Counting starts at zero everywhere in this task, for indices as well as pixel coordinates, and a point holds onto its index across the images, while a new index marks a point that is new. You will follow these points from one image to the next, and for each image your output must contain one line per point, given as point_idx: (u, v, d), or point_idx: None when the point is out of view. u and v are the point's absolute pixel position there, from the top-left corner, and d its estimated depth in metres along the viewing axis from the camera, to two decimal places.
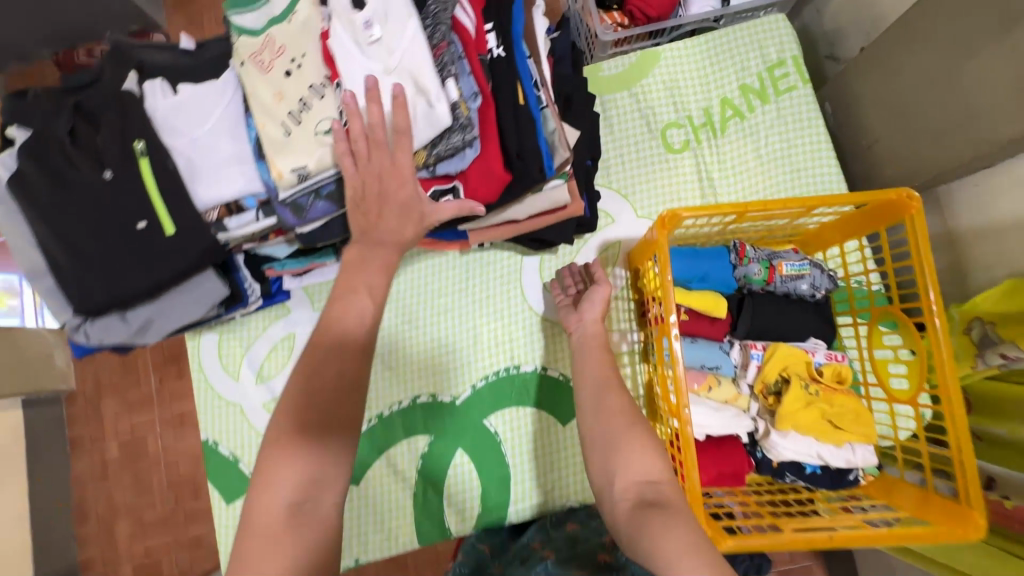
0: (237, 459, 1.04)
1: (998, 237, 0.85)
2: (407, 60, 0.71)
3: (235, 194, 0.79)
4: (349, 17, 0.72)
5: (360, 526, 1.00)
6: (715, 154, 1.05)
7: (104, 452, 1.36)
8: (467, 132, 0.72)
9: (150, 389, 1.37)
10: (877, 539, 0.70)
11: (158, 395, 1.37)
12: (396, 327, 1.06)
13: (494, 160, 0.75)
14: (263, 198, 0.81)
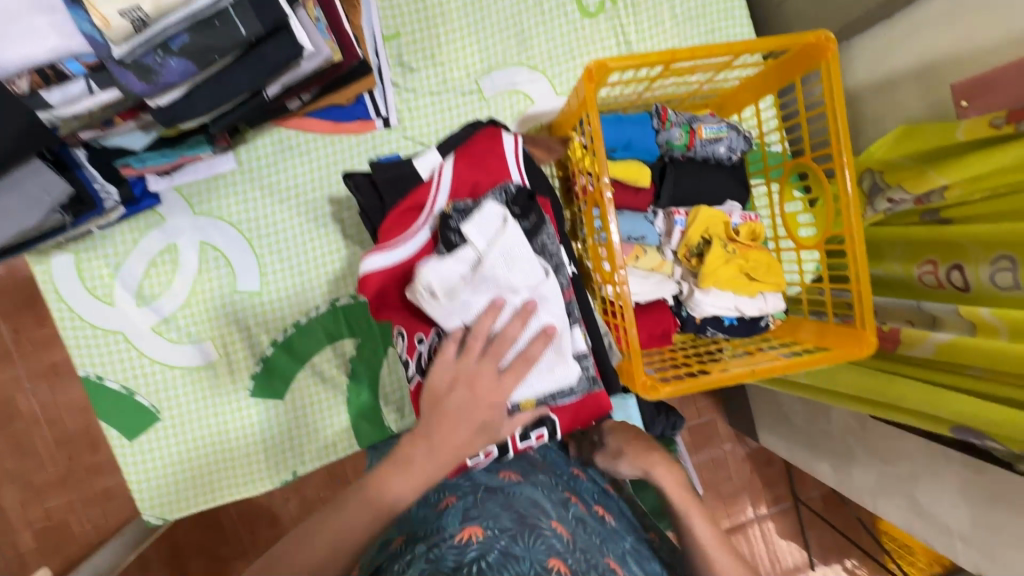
0: (132, 392, 0.91)
1: (888, 90, 0.90)
2: (502, 245, 0.62)
3: (46, 55, 0.59)
4: (447, 263, 0.63)
5: (291, 439, 0.95)
6: (631, 16, 0.98)
7: None
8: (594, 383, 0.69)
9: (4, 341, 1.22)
10: (785, 369, 0.77)
11: (16, 345, 1.23)
12: (301, 227, 0.93)
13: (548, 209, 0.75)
14: (91, 61, 0.61)
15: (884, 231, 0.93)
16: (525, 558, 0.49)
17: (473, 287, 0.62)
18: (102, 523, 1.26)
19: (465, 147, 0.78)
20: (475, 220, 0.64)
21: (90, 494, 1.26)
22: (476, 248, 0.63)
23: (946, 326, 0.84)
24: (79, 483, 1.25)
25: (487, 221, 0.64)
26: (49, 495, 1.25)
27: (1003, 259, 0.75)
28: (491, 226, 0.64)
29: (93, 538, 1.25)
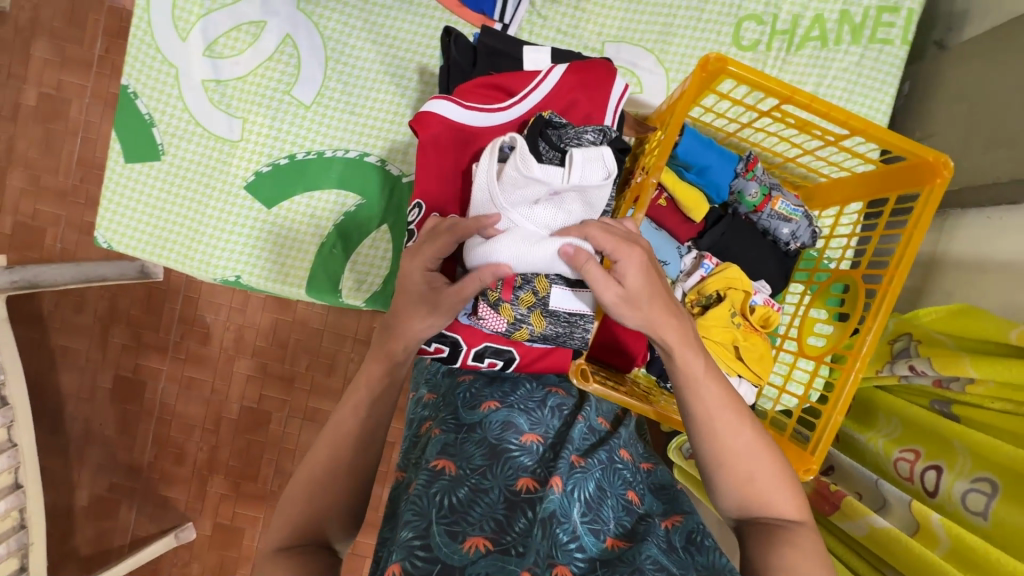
0: (153, 122, 0.93)
1: (978, 271, 0.83)
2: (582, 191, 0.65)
3: None
4: (523, 169, 0.63)
5: (254, 248, 0.95)
6: (776, 69, 0.95)
7: (27, 101, 1.36)
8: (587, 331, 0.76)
9: (92, 52, 1.35)
10: None
11: (99, 61, 1.36)
12: (377, 74, 0.94)
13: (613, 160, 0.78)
14: None
15: (888, 399, 0.87)
16: (494, 481, 0.62)
17: (541, 205, 0.66)
18: (71, 248, 1.36)
19: (580, 63, 0.75)
20: (585, 154, 0.65)
21: (76, 220, 1.38)
22: (563, 176, 0.64)
23: (893, 517, 0.77)
24: (73, 205, 1.37)
25: (593, 168, 0.65)
26: (46, 199, 1.36)
27: (982, 481, 0.69)
28: (594, 175, 0.64)
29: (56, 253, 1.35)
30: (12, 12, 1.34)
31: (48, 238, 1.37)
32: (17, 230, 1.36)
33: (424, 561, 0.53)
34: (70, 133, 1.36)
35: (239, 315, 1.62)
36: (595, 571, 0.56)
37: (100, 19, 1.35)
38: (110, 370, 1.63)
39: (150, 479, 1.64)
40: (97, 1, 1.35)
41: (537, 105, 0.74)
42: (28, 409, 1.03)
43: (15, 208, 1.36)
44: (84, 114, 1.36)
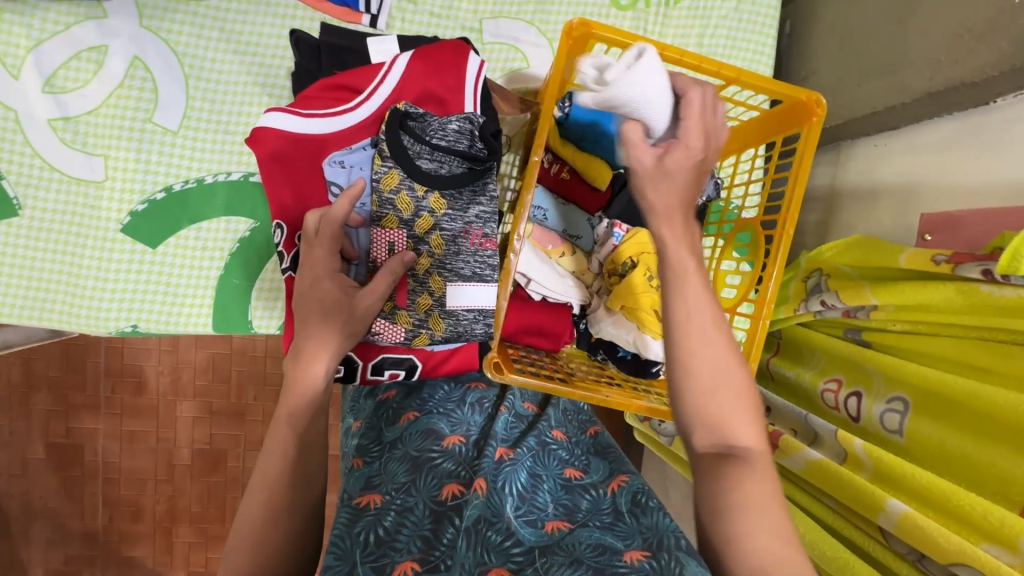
0: (0, 175, 0.83)
1: (872, 198, 0.85)
2: None
3: None
4: None
5: (146, 292, 0.88)
6: (658, 26, 0.93)
7: None
8: (490, 327, 0.74)
9: None
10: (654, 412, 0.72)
11: None
12: (246, 87, 0.87)
13: None
14: None
15: (809, 333, 0.89)
16: (420, 496, 0.56)
17: None
18: None
19: (427, 48, 0.71)
20: None
21: None
22: None
23: (824, 447, 0.79)
24: None
25: None
26: None
27: (897, 401, 0.72)
28: None
29: None
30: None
31: None
32: None
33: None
34: None
35: (170, 358, 1.52)
36: (533, 561, 0.48)
37: None
38: (39, 440, 1.51)
39: (110, 543, 1.55)
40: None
41: (388, 100, 0.70)
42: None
43: None
44: None
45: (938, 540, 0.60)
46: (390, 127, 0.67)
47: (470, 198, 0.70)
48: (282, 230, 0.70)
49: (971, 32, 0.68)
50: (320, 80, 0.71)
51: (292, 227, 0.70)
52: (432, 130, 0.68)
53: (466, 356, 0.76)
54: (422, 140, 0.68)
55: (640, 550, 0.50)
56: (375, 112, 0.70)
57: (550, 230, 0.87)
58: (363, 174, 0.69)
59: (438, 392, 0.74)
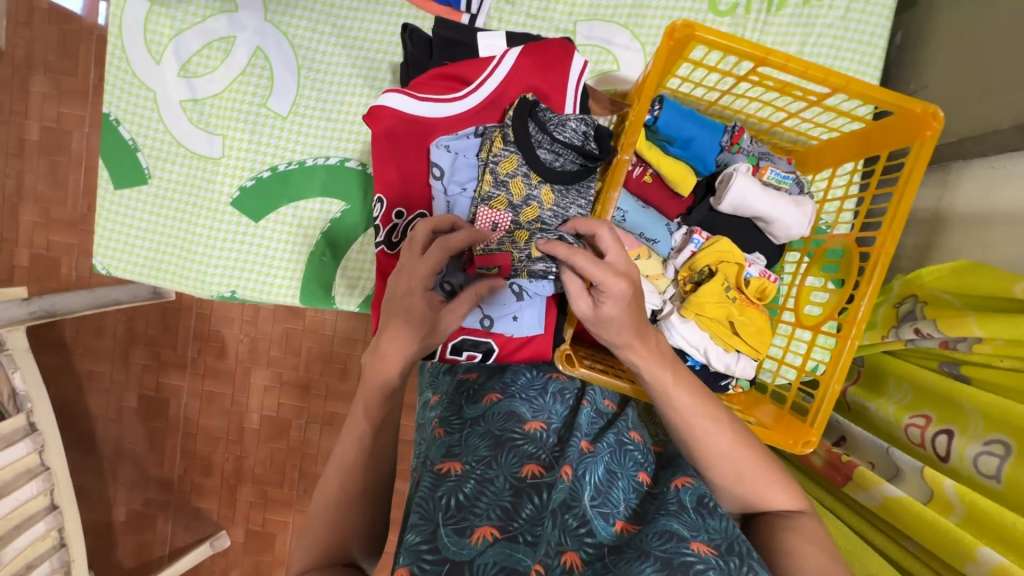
0: (137, 148, 0.94)
1: (984, 224, 0.79)
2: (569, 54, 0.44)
3: None
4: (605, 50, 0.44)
5: (247, 262, 0.96)
6: (757, 32, 0.91)
7: (28, 135, 1.34)
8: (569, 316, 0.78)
9: (87, 82, 1.33)
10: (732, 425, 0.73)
11: (94, 91, 1.34)
12: (350, 79, 0.93)
13: None
14: None
15: (898, 363, 0.84)
16: (500, 470, 0.56)
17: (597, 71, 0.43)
18: (86, 275, 1.36)
19: (537, 45, 0.74)
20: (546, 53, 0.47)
21: (88, 246, 1.37)
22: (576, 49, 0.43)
23: (906, 485, 0.74)
24: (85, 232, 1.36)
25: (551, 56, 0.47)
26: (57, 230, 1.36)
27: (997, 443, 0.66)
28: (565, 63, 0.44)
29: (73, 283, 1.35)
30: (6, 50, 1.33)
31: (63, 268, 1.37)
32: (34, 264, 1.36)
33: (432, 564, 0.47)
34: (74, 164, 1.35)
35: (251, 328, 1.64)
36: (602, 557, 0.52)
37: (91, 47, 1.33)
38: (134, 390, 1.68)
39: (183, 492, 1.69)
40: (86, 30, 1.33)
41: (495, 93, 0.73)
42: (58, 436, 1.03)
43: (30, 240, 1.36)
44: (85, 143, 1.35)
45: None
46: (519, 114, 0.70)
47: (574, 198, 0.73)
48: (381, 204, 0.77)
49: None
50: (431, 69, 0.75)
51: (393, 203, 0.76)
52: (555, 125, 0.71)
53: (538, 346, 0.77)
54: (543, 131, 0.71)
55: (707, 544, 0.51)
56: (481, 103, 0.74)
57: (628, 231, 0.86)
58: (469, 161, 0.73)
59: (513, 377, 0.72)
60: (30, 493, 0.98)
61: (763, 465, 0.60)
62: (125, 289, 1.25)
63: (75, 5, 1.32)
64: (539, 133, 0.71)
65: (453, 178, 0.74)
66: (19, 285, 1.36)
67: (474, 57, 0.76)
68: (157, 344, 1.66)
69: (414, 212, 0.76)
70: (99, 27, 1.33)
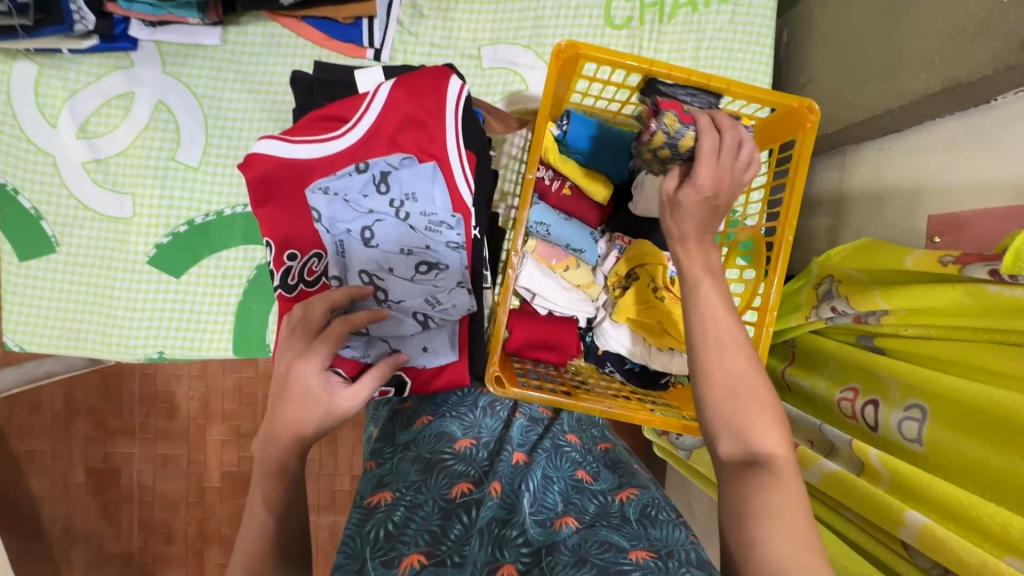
0: (39, 216, 0.90)
1: (881, 200, 0.84)
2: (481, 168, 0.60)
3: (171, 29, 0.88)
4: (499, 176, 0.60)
5: (172, 319, 0.93)
6: (653, 42, 0.95)
7: None
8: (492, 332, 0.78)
9: None
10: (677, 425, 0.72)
11: None
12: (259, 123, 0.92)
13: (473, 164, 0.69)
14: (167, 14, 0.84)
15: (823, 341, 0.87)
16: (429, 494, 0.56)
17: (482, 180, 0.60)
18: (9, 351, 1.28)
19: (410, 73, 0.68)
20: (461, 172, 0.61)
21: None
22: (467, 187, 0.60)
23: (841, 459, 0.77)
24: None
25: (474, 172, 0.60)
26: None
27: (914, 409, 0.69)
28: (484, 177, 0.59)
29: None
30: None
31: None
32: None
33: None
34: None
35: (200, 383, 1.57)
36: (540, 561, 0.49)
37: None
38: (79, 464, 1.58)
39: (145, 565, 1.60)
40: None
41: (373, 126, 0.67)
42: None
43: None
44: None
45: (958, 551, 0.57)
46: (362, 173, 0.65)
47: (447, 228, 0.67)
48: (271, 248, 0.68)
49: (962, 31, 0.67)
50: (311, 111, 0.68)
51: (278, 247, 0.67)
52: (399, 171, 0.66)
53: (457, 371, 0.71)
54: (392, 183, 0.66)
55: (645, 550, 0.50)
56: (360, 138, 0.67)
57: (553, 245, 0.88)
58: (344, 203, 0.65)
59: (446, 400, 0.72)
60: None
61: None
62: (52, 361, 1.18)
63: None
64: (386, 184, 0.66)
65: (334, 224, 0.66)
66: None
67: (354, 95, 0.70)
68: (99, 413, 1.58)
69: (309, 253, 0.67)
70: None
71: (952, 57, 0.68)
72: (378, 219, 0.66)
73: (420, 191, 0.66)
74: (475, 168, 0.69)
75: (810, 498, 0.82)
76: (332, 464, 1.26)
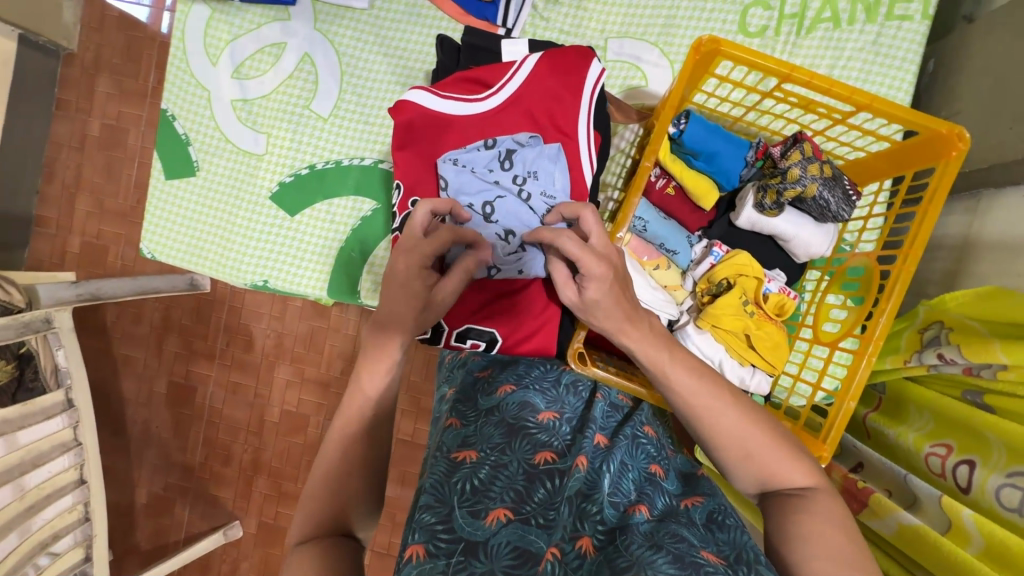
0: (189, 141, 1.01)
1: (1011, 253, 0.78)
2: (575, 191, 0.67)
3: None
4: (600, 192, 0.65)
5: (281, 254, 1.01)
6: (786, 53, 0.92)
7: (89, 130, 1.45)
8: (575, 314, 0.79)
9: (147, 85, 1.43)
10: None
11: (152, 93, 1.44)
12: (388, 84, 0.99)
13: (597, 142, 0.77)
14: None
15: (921, 388, 0.82)
16: (514, 456, 0.58)
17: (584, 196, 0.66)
18: (130, 264, 1.44)
19: (555, 51, 0.77)
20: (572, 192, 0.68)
21: (134, 236, 1.45)
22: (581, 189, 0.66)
23: (923, 513, 0.72)
24: (133, 222, 1.45)
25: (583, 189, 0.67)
26: (108, 219, 1.45)
27: (1019, 475, 0.64)
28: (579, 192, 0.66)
29: (118, 270, 1.43)
30: (78, 53, 1.44)
31: (110, 257, 1.45)
32: (85, 251, 1.45)
33: (447, 543, 0.48)
34: (129, 159, 1.45)
35: (278, 323, 1.69)
36: (614, 541, 0.53)
37: (153, 53, 1.43)
38: (164, 376, 1.75)
39: (201, 479, 1.74)
40: (150, 37, 1.43)
41: (513, 95, 0.77)
42: (93, 412, 1.08)
43: (84, 228, 1.45)
44: (141, 141, 1.45)
45: None
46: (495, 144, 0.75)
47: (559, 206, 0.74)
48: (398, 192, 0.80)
49: None
50: (457, 73, 0.79)
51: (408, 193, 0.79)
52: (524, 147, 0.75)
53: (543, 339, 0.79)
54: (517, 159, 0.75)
55: (716, 554, 0.51)
56: (500, 104, 0.77)
57: (648, 242, 0.88)
58: (469, 173, 0.74)
59: (532, 370, 0.73)
60: (62, 465, 1.03)
61: (767, 476, 0.59)
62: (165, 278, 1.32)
63: (141, 14, 1.43)
64: (510, 161, 0.74)
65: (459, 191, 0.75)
66: (70, 270, 1.45)
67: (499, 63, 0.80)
68: (189, 333, 1.74)
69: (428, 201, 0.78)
70: (162, 35, 1.42)
71: None
72: (500, 194, 0.73)
73: (542, 171, 0.73)
74: (598, 148, 0.77)
75: (878, 550, 0.77)
76: None
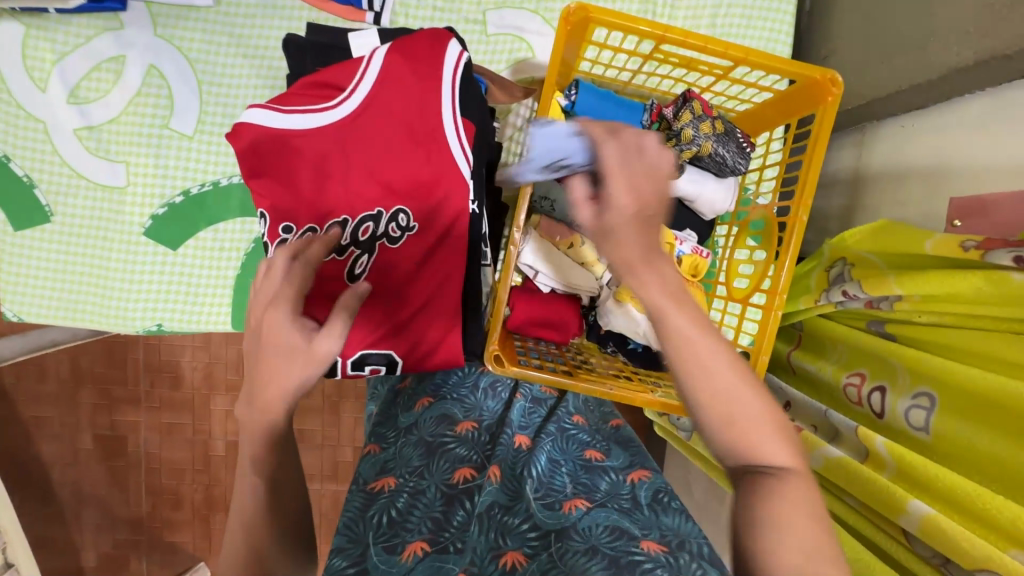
0: (33, 183, 0.88)
1: (901, 180, 0.80)
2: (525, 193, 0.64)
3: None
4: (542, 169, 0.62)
5: (169, 292, 0.92)
6: (668, 5, 0.90)
7: None
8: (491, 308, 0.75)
9: None
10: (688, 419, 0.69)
11: None
12: (255, 89, 0.89)
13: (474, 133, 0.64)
14: None
15: (830, 325, 0.86)
16: (431, 480, 0.56)
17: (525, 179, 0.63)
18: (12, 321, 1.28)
19: (407, 39, 0.64)
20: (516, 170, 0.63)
21: None
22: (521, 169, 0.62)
23: (844, 444, 0.76)
24: None
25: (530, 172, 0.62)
26: None
27: (923, 397, 0.68)
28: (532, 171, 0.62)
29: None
30: None
31: None
32: None
33: None
34: None
35: (203, 353, 1.57)
36: (548, 548, 0.49)
37: None
38: (87, 431, 1.60)
39: (154, 529, 1.63)
40: None
41: (369, 95, 0.62)
42: None
43: None
44: None
45: (963, 544, 0.56)
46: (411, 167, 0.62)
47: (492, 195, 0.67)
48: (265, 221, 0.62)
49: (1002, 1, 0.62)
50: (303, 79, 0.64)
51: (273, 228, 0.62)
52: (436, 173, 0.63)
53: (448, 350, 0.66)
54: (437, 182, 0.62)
55: (657, 542, 0.49)
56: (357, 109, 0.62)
57: (558, 221, 0.85)
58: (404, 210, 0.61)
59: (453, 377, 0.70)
60: None
61: None
62: None
63: None
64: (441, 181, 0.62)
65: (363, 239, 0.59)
66: None
67: (347, 61, 0.66)
68: (105, 381, 1.59)
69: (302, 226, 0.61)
70: None
71: (988, 29, 0.64)
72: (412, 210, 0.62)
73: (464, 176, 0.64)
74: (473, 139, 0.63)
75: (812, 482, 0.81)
76: (335, 435, 1.26)
